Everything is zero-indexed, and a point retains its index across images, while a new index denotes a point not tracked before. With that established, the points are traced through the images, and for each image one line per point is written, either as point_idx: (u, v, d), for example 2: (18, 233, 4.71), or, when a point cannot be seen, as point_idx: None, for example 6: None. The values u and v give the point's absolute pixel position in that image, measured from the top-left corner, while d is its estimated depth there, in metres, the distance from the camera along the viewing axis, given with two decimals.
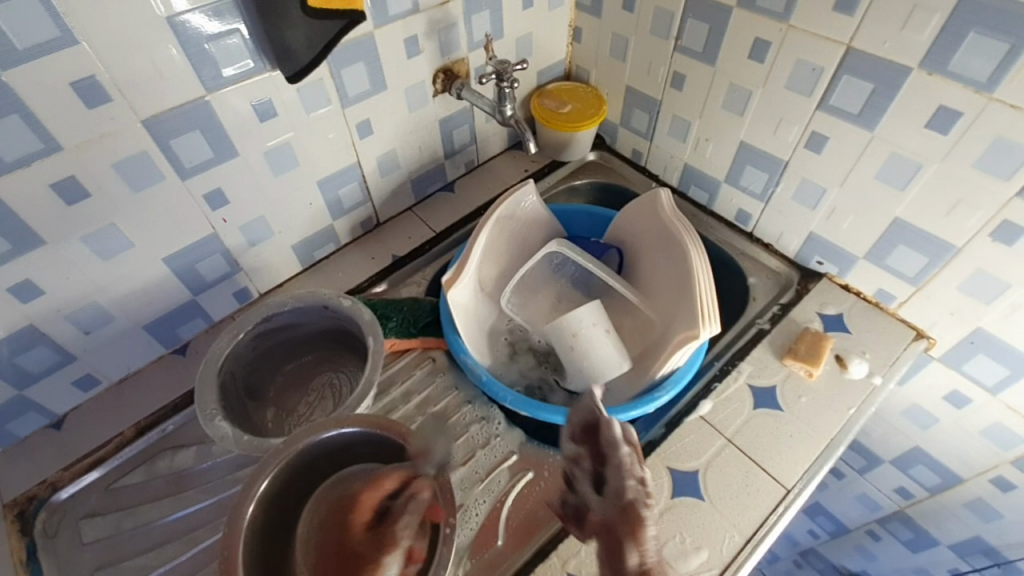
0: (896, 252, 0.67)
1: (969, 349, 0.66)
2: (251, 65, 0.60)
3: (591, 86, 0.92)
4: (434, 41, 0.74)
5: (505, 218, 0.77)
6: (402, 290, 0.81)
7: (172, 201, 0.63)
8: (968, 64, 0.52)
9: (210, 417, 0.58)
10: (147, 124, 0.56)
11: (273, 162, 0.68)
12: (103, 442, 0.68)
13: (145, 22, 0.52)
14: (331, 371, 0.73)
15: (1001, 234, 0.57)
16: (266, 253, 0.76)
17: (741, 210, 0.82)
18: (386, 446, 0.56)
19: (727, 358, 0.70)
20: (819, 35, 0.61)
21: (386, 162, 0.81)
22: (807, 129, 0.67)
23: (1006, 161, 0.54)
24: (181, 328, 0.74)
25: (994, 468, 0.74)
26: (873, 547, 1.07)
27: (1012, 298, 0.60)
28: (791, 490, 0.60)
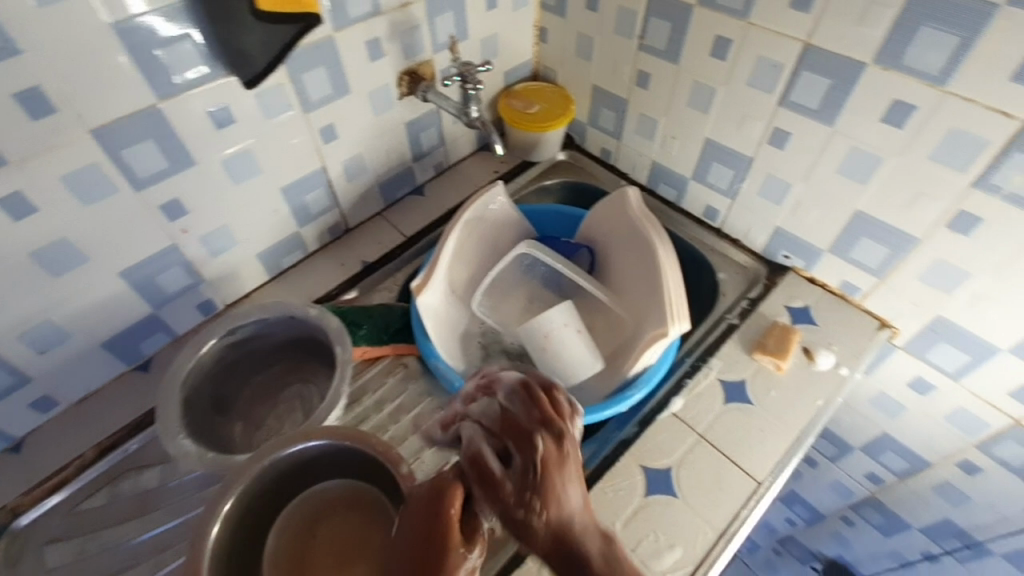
0: (860, 244, 0.68)
1: (931, 337, 0.68)
2: (205, 71, 0.58)
3: (559, 86, 0.92)
4: (397, 43, 0.73)
5: (475, 221, 0.76)
6: (373, 297, 0.80)
7: (127, 213, 0.61)
8: (922, 59, 0.53)
9: (173, 435, 0.57)
10: (96, 134, 0.54)
11: (233, 170, 0.67)
12: (63, 465, 0.65)
13: (88, 29, 0.50)
14: (301, 382, 0.72)
15: (958, 224, 0.58)
16: (230, 263, 0.74)
17: (709, 206, 0.82)
18: (356, 455, 0.55)
19: (698, 355, 0.71)
20: (778, 32, 0.61)
21: (353, 167, 0.80)
22: (769, 125, 0.68)
23: (960, 153, 0.55)
24: (143, 343, 0.71)
25: (960, 453, 0.76)
26: (848, 532, 1.09)
27: (970, 287, 0.61)
28: (762, 483, 0.60)
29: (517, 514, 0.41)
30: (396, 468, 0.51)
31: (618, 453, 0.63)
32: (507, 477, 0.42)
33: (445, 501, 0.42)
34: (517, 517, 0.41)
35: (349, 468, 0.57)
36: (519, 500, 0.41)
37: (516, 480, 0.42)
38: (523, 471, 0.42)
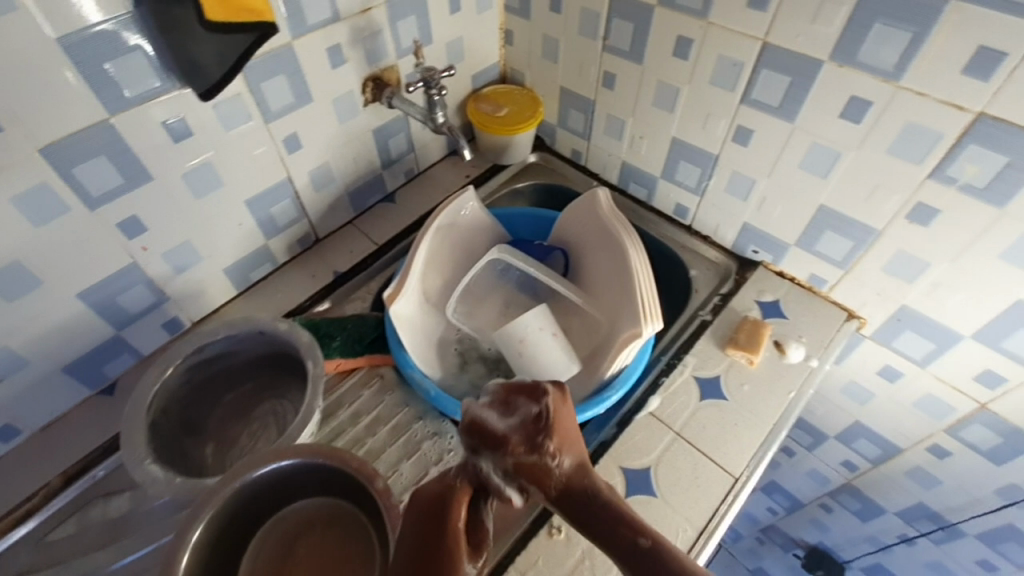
0: (825, 238, 0.69)
1: (896, 326, 0.69)
2: (159, 84, 0.56)
3: (526, 88, 0.92)
4: (359, 50, 0.72)
5: (447, 226, 0.76)
6: (346, 307, 0.79)
7: (83, 232, 0.58)
8: (876, 55, 0.54)
9: (139, 461, 0.55)
10: (45, 153, 0.52)
11: (193, 185, 0.65)
12: (27, 496, 0.63)
13: (31, 43, 0.48)
14: (273, 399, 0.70)
15: (917, 216, 0.60)
16: (196, 280, 0.72)
17: (679, 204, 0.83)
18: (330, 472, 0.53)
19: (673, 352, 0.71)
20: (737, 31, 0.62)
21: (320, 176, 0.78)
22: (733, 123, 0.69)
23: (916, 147, 0.56)
24: (107, 365, 0.69)
25: (930, 437, 0.78)
26: (826, 518, 1.11)
27: (930, 276, 0.63)
28: (739, 477, 0.61)
29: (528, 463, 0.35)
30: (371, 484, 0.50)
31: (597, 455, 0.63)
32: (511, 429, 0.37)
33: (448, 514, 0.34)
34: (528, 466, 0.35)
35: (324, 486, 0.56)
36: (528, 450, 0.36)
37: (520, 429, 0.36)
38: (530, 418, 0.37)
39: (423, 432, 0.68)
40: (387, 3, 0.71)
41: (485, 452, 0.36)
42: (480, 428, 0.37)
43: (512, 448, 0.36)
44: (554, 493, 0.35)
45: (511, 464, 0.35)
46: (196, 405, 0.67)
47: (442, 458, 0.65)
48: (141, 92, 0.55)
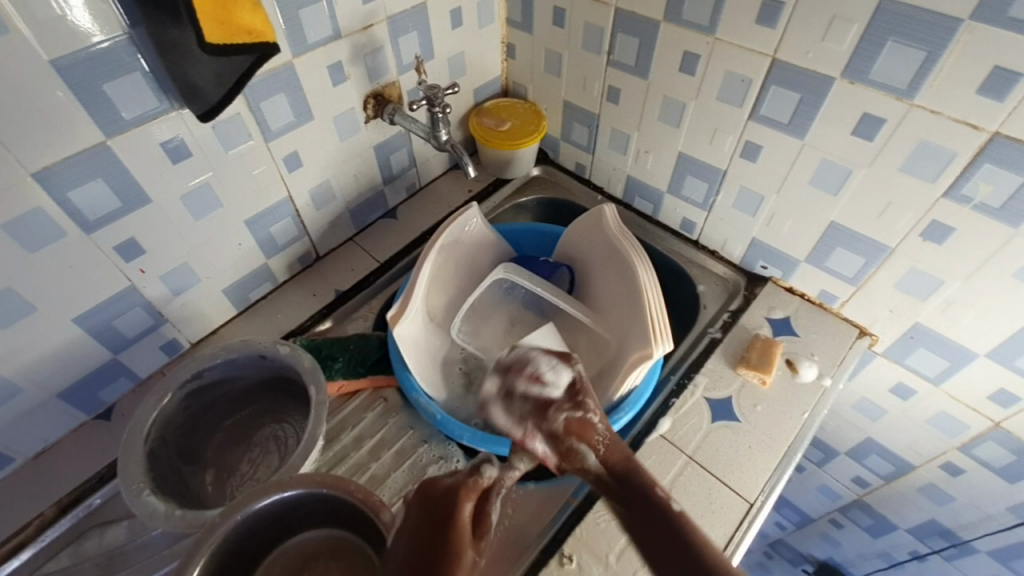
0: (836, 255, 0.68)
1: (909, 343, 0.68)
2: (155, 105, 0.55)
3: (529, 102, 0.91)
4: (360, 66, 0.70)
5: (451, 244, 0.74)
6: (348, 326, 0.77)
7: (78, 257, 0.57)
8: (889, 73, 0.53)
9: (136, 493, 0.53)
10: (39, 177, 0.51)
11: (191, 207, 0.63)
12: (19, 528, 0.60)
13: (22, 66, 0.46)
14: (275, 424, 0.68)
15: (931, 233, 0.59)
16: (194, 302, 0.70)
17: (685, 218, 0.82)
18: (335, 503, 0.52)
19: (683, 371, 0.70)
20: (746, 47, 0.61)
21: (321, 194, 0.77)
22: (741, 138, 0.68)
23: (930, 165, 0.55)
24: (103, 390, 0.67)
25: (943, 455, 0.77)
26: (837, 534, 1.10)
27: (943, 293, 0.62)
28: (753, 503, 0.60)
29: (578, 421, 0.51)
30: (377, 516, 0.48)
31: None
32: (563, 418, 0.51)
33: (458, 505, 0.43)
34: (578, 425, 0.51)
35: (328, 517, 0.54)
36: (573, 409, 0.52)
37: (567, 393, 0.53)
38: (570, 386, 0.53)
39: (429, 456, 0.66)
40: (389, 19, 0.70)
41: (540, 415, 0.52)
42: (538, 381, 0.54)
43: (558, 398, 0.53)
44: (600, 450, 0.49)
45: (564, 417, 0.51)
46: (195, 431, 0.65)
47: None
48: (137, 113, 0.54)
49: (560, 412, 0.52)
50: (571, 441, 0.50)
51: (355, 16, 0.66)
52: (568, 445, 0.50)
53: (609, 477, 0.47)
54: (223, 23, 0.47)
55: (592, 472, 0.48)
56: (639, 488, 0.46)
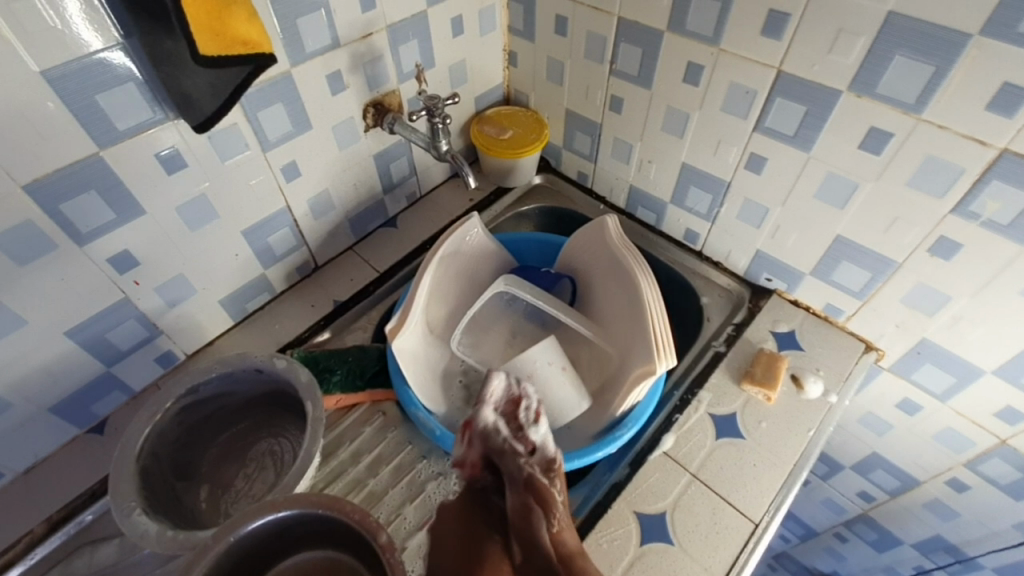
0: (841, 268, 0.67)
1: (916, 359, 0.67)
2: (149, 115, 0.54)
3: (530, 110, 0.90)
4: (359, 76, 0.70)
5: (450, 255, 0.73)
6: (346, 338, 0.76)
7: (70, 270, 0.56)
8: (897, 88, 0.52)
9: (127, 512, 0.52)
10: (30, 190, 0.50)
11: (187, 219, 0.62)
12: (8, 545, 0.59)
13: (13, 78, 0.45)
14: (271, 438, 0.67)
15: (939, 249, 0.58)
16: (190, 313, 0.69)
17: (688, 229, 0.81)
18: (330, 524, 0.50)
19: (687, 387, 0.69)
20: (751, 58, 0.60)
21: (319, 204, 0.76)
22: (745, 150, 0.67)
23: (939, 180, 0.54)
24: (96, 403, 0.66)
25: (949, 471, 0.75)
26: (841, 547, 1.09)
27: (951, 309, 0.61)
28: (759, 523, 0.58)
29: (543, 483, 0.44)
30: (374, 538, 0.47)
31: (609, 498, 0.60)
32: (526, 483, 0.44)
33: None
34: (540, 487, 0.43)
35: (324, 537, 0.53)
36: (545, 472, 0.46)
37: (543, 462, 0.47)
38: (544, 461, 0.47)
39: (428, 472, 0.65)
40: (389, 28, 0.69)
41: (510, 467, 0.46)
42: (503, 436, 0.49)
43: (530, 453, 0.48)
44: (555, 524, 0.40)
45: (526, 474, 0.45)
46: (190, 446, 0.64)
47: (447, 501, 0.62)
48: (131, 124, 0.53)
49: (524, 467, 0.46)
50: (528, 500, 0.42)
51: (354, 25, 0.65)
52: (525, 502, 0.42)
53: (556, 557, 0.38)
54: (218, 35, 0.46)
55: (538, 548, 0.38)
56: None
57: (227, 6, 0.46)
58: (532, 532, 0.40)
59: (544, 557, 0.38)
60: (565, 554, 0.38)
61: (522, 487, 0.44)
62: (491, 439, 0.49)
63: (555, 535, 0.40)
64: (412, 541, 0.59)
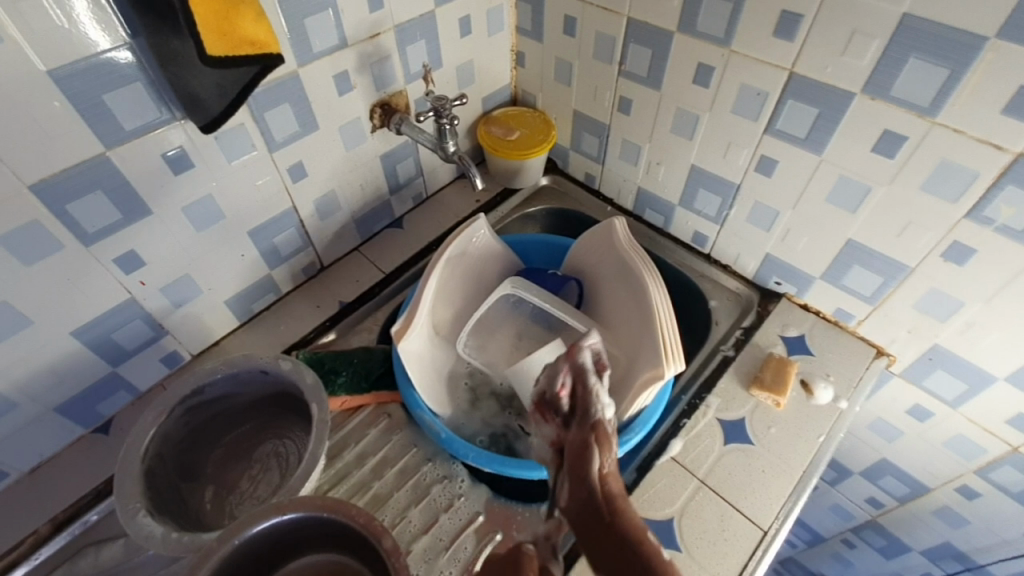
0: (853, 272, 0.66)
1: (928, 365, 0.66)
2: (156, 115, 0.54)
3: (538, 111, 0.89)
4: (366, 76, 0.69)
5: (457, 257, 0.73)
6: (352, 339, 0.76)
7: (76, 270, 0.56)
8: (911, 90, 0.52)
9: (131, 513, 0.51)
10: (36, 190, 0.50)
11: (193, 219, 0.62)
12: (12, 545, 0.59)
13: (20, 78, 0.45)
14: (276, 439, 0.67)
15: (953, 254, 0.57)
16: (195, 313, 0.69)
17: (697, 232, 0.80)
18: (335, 528, 0.50)
19: (695, 391, 0.68)
20: (762, 60, 0.59)
21: (326, 204, 0.76)
22: (756, 153, 0.66)
23: (954, 184, 0.53)
24: (101, 403, 0.66)
25: (960, 478, 0.74)
26: (849, 553, 1.08)
27: (964, 315, 0.60)
28: (767, 531, 0.58)
29: (607, 427, 0.46)
30: (379, 542, 0.47)
31: None
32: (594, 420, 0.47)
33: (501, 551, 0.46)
34: (603, 430, 0.46)
35: (329, 540, 0.52)
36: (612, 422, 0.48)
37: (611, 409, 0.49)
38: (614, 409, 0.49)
39: (433, 476, 0.64)
40: (396, 28, 0.68)
41: (582, 406, 0.49)
42: (585, 374, 0.51)
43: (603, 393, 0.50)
44: (606, 466, 0.43)
45: (596, 415, 0.47)
46: (195, 447, 0.64)
47: (453, 504, 0.62)
48: (138, 125, 0.53)
49: (595, 409, 0.47)
50: (590, 437, 0.45)
51: (361, 25, 0.65)
52: (587, 439, 0.45)
53: (601, 493, 0.40)
54: (225, 36, 0.46)
55: (587, 481, 0.42)
56: (622, 536, 0.37)
57: (235, 7, 0.46)
58: (586, 467, 0.43)
59: (589, 491, 0.41)
60: (610, 492, 0.40)
61: (588, 427, 0.46)
62: (574, 376, 0.51)
63: (604, 475, 0.42)
64: (417, 545, 0.59)
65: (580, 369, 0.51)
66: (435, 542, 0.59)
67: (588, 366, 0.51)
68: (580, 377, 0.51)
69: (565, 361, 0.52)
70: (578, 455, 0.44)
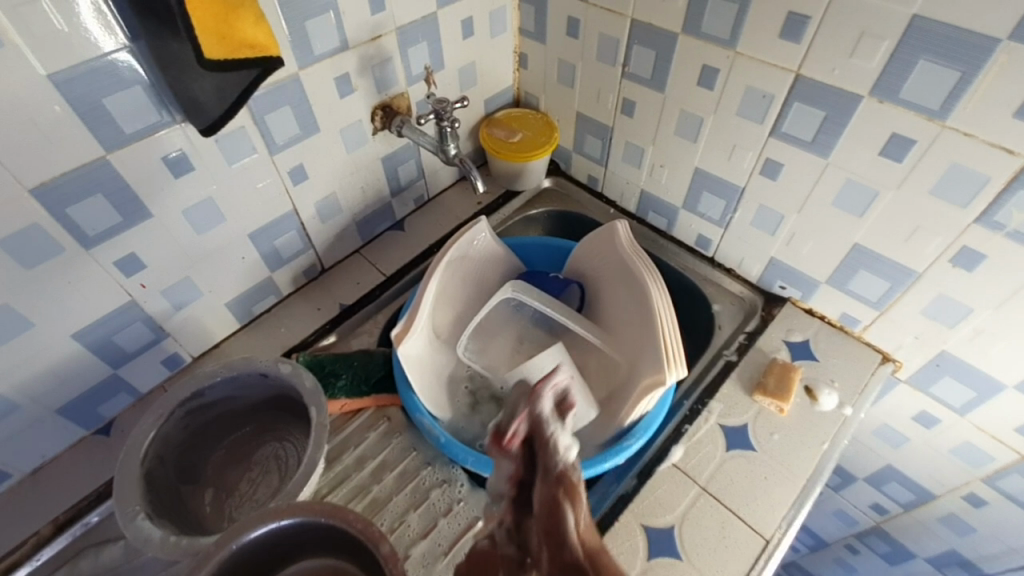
0: (859, 277, 0.65)
1: (935, 371, 0.65)
2: (156, 118, 0.54)
3: (540, 112, 0.89)
4: (368, 78, 0.69)
5: (458, 260, 0.72)
6: (352, 342, 0.75)
7: (77, 272, 0.56)
8: (920, 93, 0.51)
9: (130, 516, 0.51)
10: (36, 193, 0.50)
11: (194, 222, 0.62)
12: (13, 546, 0.59)
13: (21, 81, 0.45)
14: (275, 442, 0.67)
15: (961, 259, 0.56)
16: (196, 315, 0.69)
17: (700, 235, 0.79)
18: (333, 533, 0.50)
19: (697, 397, 0.68)
20: (768, 62, 0.58)
21: (327, 207, 0.75)
22: (761, 155, 0.65)
23: (963, 189, 0.52)
24: (102, 405, 0.66)
25: (966, 485, 0.73)
26: (853, 560, 1.07)
27: (972, 322, 0.59)
28: (770, 539, 0.57)
29: (575, 476, 0.41)
30: (377, 548, 0.46)
31: (617, 510, 0.59)
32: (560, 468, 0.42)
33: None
34: (571, 480, 0.41)
35: (327, 545, 0.52)
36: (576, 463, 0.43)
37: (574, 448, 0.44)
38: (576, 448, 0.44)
39: (432, 480, 0.64)
40: (398, 29, 0.68)
41: (543, 452, 0.43)
42: (545, 422, 0.44)
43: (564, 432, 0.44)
44: (581, 521, 0.39)
45: (559, 466, 0.41)
46: (194, 450, 0.64)
47: (452, 509, 0.62)
48: (138, 128, 0.53)
49: (559, 456, 0.42)
50: (558, 494, 0.40)
51: (363, 27, 0.64)
52: (555, 495, 0.40)
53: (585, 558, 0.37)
54: (225, 39, 0.46)
55: (566, 547, 0.37)
56: None
57: (234, 9, 0.46)
58: (560, 531, 0.38)
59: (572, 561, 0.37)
60: (593, 555, 0.37)
61: (555, 483, 0.41)
62: (529, 424, 0.44)
63: (582, 535, 0.38)
64: (415, 550, 0.59)
65: (538, 416, 0.45)
66: (434, 547, 0.59)
67: (546, 412, 0.45)
68: (535, 424, 0.44)
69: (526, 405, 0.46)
70: (547, 517, 0.39)
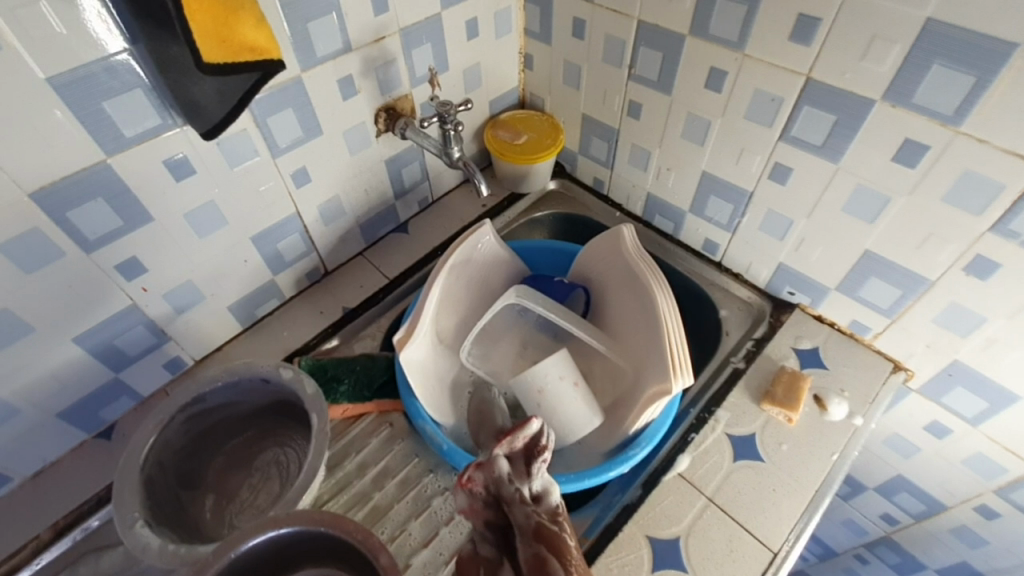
0: (870, 284, 0.64)
1: (947, 381, 0.64)
2: (157, 122, 0.53)
3: (546, 114, 0.88)
4: (371, 80, 0.68)
5: (461, 264, 0.71)
6: (354, 346, 0.75)
7: (78, 277, 0.55)
8: (934, 98, 0.49)
9: (129, 523, 0.51)
10: (36, 198, 0.49)
11: (195, 226, 0.62)
12: (15, 550, 0.59)
13: (20, 85, 0.45)
14: (277, 447, 0.66)
15: (975, 268, 0.55)
16: (198, 319, 0.69)
17: (707, 239, 0.78)
18: (332, 543, 0.49)
19: (703, 405, 0.66)
20: (777, 65, 0.57)
21: (330, 210, 0.75)
22: (769, 160, 0.64)
23: (978, 196, 0.51)
24: (104, 409, 0.66)
25: (979, 497, 0.72)
26: (862, 570, 1.05)
27: (986, 331, 0.57)
28: (778, 553, 0.56)
29: (555, 530, 0.40)
30: (376, 558, 0.46)
31: (621, 520, 0.58)
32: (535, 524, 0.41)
33: None
34: (549, 535, 0.40)
35: (326, 555, 0.51)
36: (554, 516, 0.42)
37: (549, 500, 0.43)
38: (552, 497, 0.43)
39: (434, 488, 0.63)
40: (401, 31, 0.67)
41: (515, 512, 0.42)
42: (507, 481, 0.43)
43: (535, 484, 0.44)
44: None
45: (534, 522, 0.41)
46: (195, 455, 0.63)
47: (454, 517, 0.61)
48: (138, 132, 0.52)
49: (532, 514, 0.41)
50: (539, 552, 0.39)
51: (366, 29, 0.64)
52: (537, 557, 0.39)
53: None
54: (224, 42, 0.45)
55: None
56: None
57: (235, 11, 0.45)
58: None
59: None
60: None
61: (532, 539, 0.40)
62: (493, 484, 0.43)
63: None
64: (417, 559, 0.58)
65: (499, 477, 0.43)
66: (435, 556, 0.58)
67: (507, 469, 0.44)
68: (499, 485, 0.43)
69: (483, 469, 0.44)
70: None
